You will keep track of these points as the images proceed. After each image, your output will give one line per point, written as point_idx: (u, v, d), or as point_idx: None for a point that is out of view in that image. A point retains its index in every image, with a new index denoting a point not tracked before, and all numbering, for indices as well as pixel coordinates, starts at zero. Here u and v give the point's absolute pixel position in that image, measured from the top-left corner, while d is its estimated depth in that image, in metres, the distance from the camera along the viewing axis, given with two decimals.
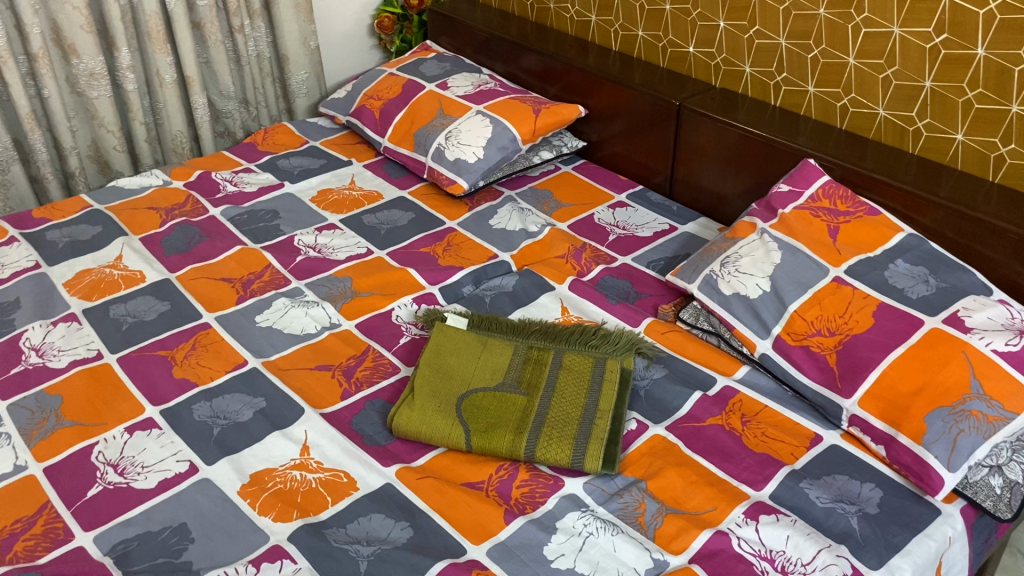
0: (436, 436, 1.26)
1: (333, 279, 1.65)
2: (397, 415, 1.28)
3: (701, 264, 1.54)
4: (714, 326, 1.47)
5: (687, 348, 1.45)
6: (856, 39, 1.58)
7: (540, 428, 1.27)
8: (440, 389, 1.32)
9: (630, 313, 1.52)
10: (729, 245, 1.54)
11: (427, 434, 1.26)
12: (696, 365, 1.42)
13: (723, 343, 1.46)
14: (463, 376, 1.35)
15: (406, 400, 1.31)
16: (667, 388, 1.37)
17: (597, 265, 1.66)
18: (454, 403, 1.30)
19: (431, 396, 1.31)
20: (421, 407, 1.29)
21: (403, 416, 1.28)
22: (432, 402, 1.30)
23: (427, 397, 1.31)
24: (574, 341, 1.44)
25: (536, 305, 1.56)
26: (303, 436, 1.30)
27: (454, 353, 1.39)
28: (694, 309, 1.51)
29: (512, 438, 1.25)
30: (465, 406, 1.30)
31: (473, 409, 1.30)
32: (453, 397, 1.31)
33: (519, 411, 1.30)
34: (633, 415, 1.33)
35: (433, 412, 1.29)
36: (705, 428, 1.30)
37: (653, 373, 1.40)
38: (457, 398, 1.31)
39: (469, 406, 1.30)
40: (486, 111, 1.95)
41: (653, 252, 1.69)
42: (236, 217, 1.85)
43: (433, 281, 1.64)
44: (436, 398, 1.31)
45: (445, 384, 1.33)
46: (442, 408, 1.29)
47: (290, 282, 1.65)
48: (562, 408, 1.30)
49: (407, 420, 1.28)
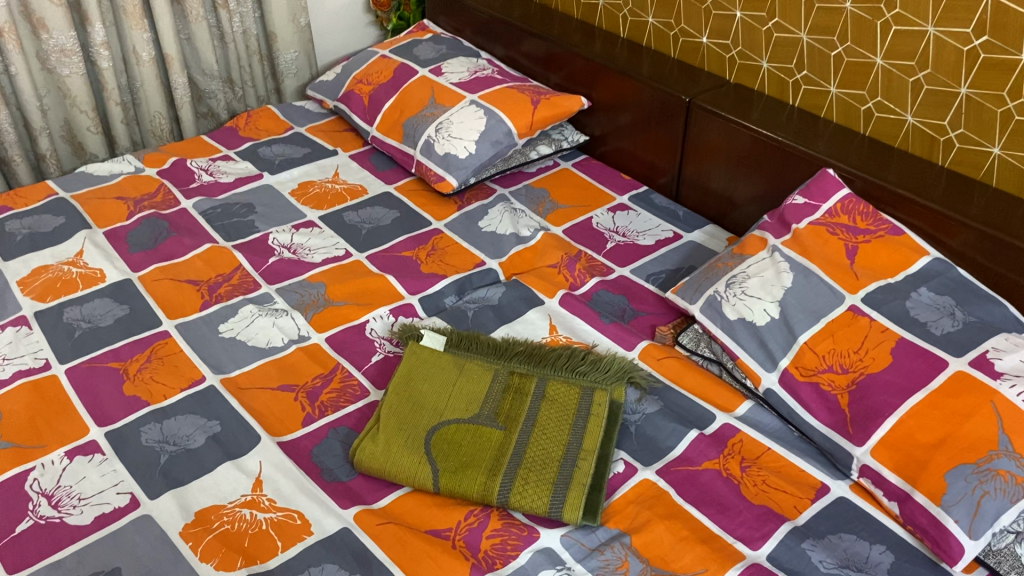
0: (401, 475, 1.14)
1: (306, 284, 1.53)
2: (359, 450, 1.17)
3: (705, 283, 1.40)
4: (715, 354, 1.34)
5: (685, 378, 1.32)
6: (885, 38, 1.42)
7: (516, 469, 1.15)
8: (408, 420, 1.20)
9: (624, 335, 1.39)
10: (736, 263, 1.41)
11: (391, 473, 1.15)
12: (693, 398, 1.30)
13: (725, 373, 1.33)
14: (435, 406, 1.23)
15: (370, 432, 1.19)
16: (659, 425, 1.24)
17: (591, 277, 1.53)
18: (423, 438, 1.18)
19: (398, 429, 1.19)
20: (386, 441, 1.17)
21: (365, 451, 1.16)
22: (398, 435, 1.18)
23: (393, 429, 1.19)
24: (560, 367, 1.31)
25: (522, 321, 1.43)
26: (256, 469, 1.19)
27: (426, 378, 1.27)
28: (695, 333, 1.37)
29: (484, 481, 1.13)
30: (434, 441, 1.18)
31: (443, 445, 1.18)
32: (423, 431, 1.19)
33: (494, 449, 1.18)
34: (621, 455, 1.21)
35: (398, 447, 1.17)
36: (699, 474, 1.18)
37: (646, 407, 1.27)
38: (426, 431, 1.19)
39: (439, 441, 1.18)
40: (480, 101, 1.81)
41: (654, 264, 1.56)
42: (208, 211, 1.73)
43: (414, 290, 1.51)
44: (403, 431, 1.18)
45: (414, 414, 1.21)
46: (409, 443, 1.17)
47: (259, 287, 1.53)
48: (542, 447, 1.18)
49: (369, 455, 1.16)
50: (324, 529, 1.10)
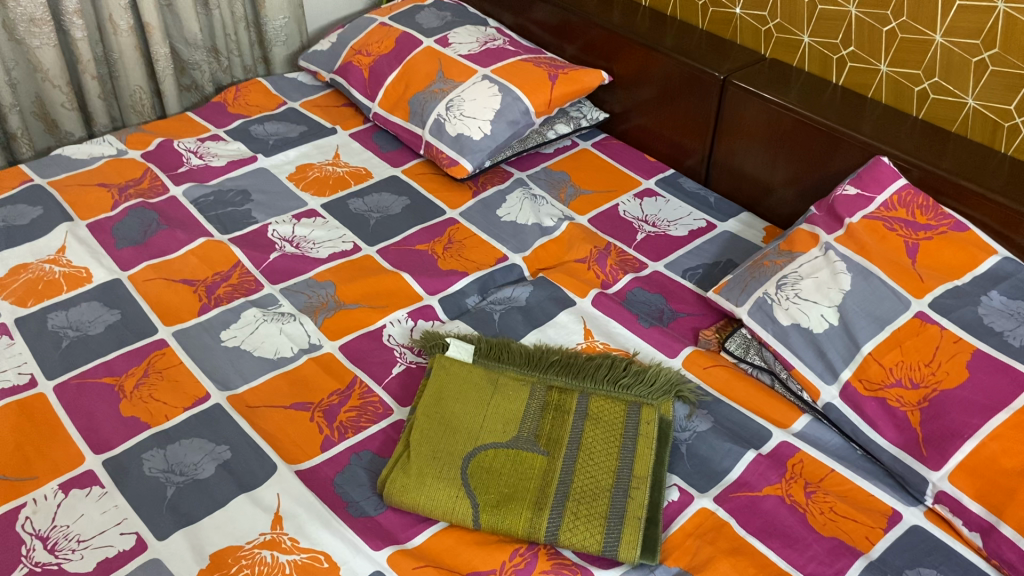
0: (438, 511, 1.04)
1: (313, 284, 1.40)
2: (389, 483, 1.06)
3: (752, 283, 1.30)
4: (767, 362, 1.24)
5: (736, 389, 1.22)
6: (947, 14, 1.30)
7: (564, 502, 1.05)
8: (442, 446, 1.09)
9: (667, 341, 1.28)
10: (785, 262, 1.30)
11: (427, 508, 1.04)
12: (745, 412, 1.20)
13: (778, 384, 1.23)
14: (470, 428, 1.12)
15: (400, 460, 1.08)
16: (713, 445, 1.14)
17: (624, 274, 1.41)
18: (459, 466, 1.08)
19: (431, 458, 1.08)
20: (420, 472, 1.06)
21: (397, 484, 1.05)
22: (432, 464, 1.07)
23: (426, 458, 1.08)
24: (601, 380, 1.20)
25: (553, 324, 1.32)
26: (275, 503, 1.07)
27: (457, 396, 1.16)
28: (743, 339, 1.27)
29: (530, 517, 1.03)
30: (472, 470, 1.07)
31: (482, 475, 1.07)
32: (458, 458, 1.08)
33: (538, 478, 1.07)
34: (673, 480, 1.11)
35: (433, 478, 1.06)
36: (760, 501, 1.08)
37: (697, 425, 1.17)
38: (463, 459, 1.09)
39: (476, 469, 1.08)
40: (493, 76, 1.68)
41: (690, 257, 1.45)
42: (200, 199, 1.59)
43: (432, 290, 1.39)
44: (436, 460, 1.08)
45: (447, 439, 1.10)
46: (444, 473, 1.06)
47: (262, 287, 1.40)
48: (590, 475, 1.08)
49: (400, 489, 1.05)
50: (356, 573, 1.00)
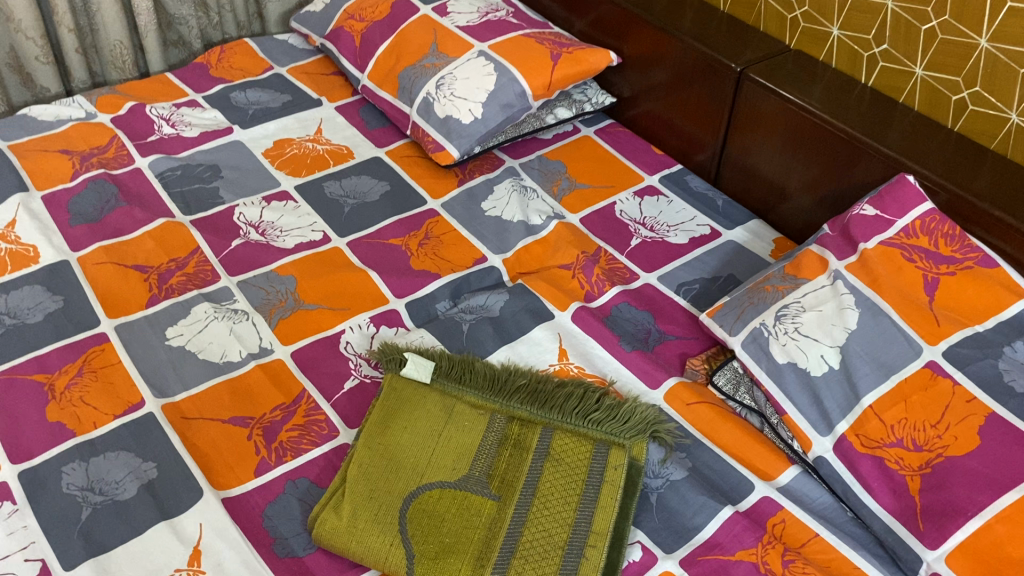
0: (369, 560, 0.94)
1: (273, 277, 1.29)
2: (319, 523, 0.96)
3: (749, 310, 1.16)
4: (757, 403, 1.11)
5: (720, 431, 1.10)
6: (994, 17, 1.14)
7: (510, 559, 0.94)
8: (382, 484, 0.99)
9: (648, 368, 1.16)
10: (789, 287, 1.16)
11: (357, 555, 0.94)
12: (727, 459, 1.08)
13: (768, 428, 1.11)
14: (415, 464, 1.02)
15: (335, 498, 0.98)
16: (686, 497, 1.03)
17: (612, 286, 1.28)
18: (398, 509, 0.97)
19: (367, 499, 0.98)
20: (354, 514, 0.96)
21: (326, 525, 0.95)
22: (368, 506, 0.97)
23: (362, 497, 0.98)
24: (569, 413, 1.09)
25: (526, 340, 1.20)
26: (195, 535, 0.98)
27: (406, 425, 1.05)
28: (733, 373, 1.14)
29: (470, 574, 0.93)
30: (412, 514, 0.97)
31: (422, 521, 0.97)
32: (398, 499, 0.98)
33: (485, 528, 0.97)
34: (636, 536, 1.00)
35: (367, 521, 0.96)
36: (730, 567, 0.97)
37: (670, 472, 1.06)
38: (403, 500, 0.98)
39: (417, 513, 0.97)
40: (490, 52, 1.53)
41: (686, 270, 1.32)
42: (166, 173, 1.48)
43: (400, 292, 1.27)
44: (373, 502, 0.98)
45: (389, 475, 1.00)
46: (381, 517, 0.96)
47: (218, 278, 1.29)
48: (543, 529, 0.97)
49: (329, 532, 0.95)
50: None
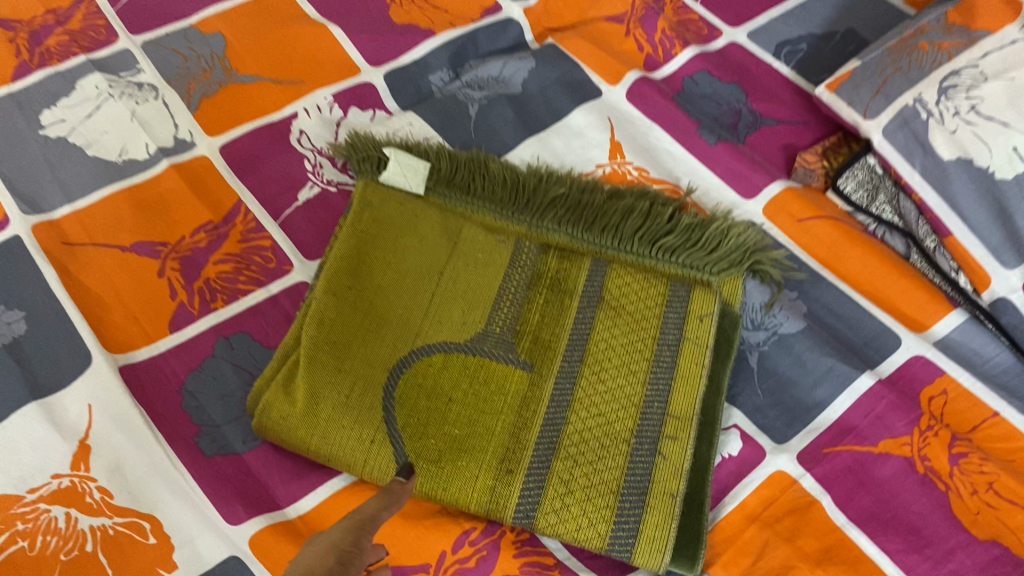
0: (339, 462, 0.62)
1: (192, 36, 0.90)
2: (260, 410, 0.62)
3: (894, 80, 0.78)
4: (903, 218, 0.77)
5: (845, 260, 0.76)
6: None
7: (551, 459, 0.62)
8: (356, 347, 0.65)
9: (742, 169, 0.80)
10: (959, 45, 0.78)
11: (321, 456, 0.62)
12: (860, 301, 0.74)
13: (916, 255, 0.77)
14: (405, 317, 0.68)
15: (283, 367, 0.65)
16: (803, 361, 0.71)
17: (685, 46, 0.90)
18: (382, 386, 0.64)
19: (333, 372, 0.64)
20: (314, 396, 0.63)
21: (272, 413, 0.62)
22: (336, 382, 0.64)
23: (325, 368, 0.64)
24: (629, 236, 0.75)
25: (562, 129, 0.83)
26: (81, 422, 0.64)
27: (391, 255, 0.70)
28: (867, 173, 0.79)
29: (492, 485, 0.61)
30: (401, 394, 0.64)
31: (416, 405, 0.63)
32: (382, 370, 0.65)
33: (512, 415, 0.64)
34: (731, 419, 0.69)
35: (333, 408, 0.63)
36: (872, 464, 0.66)
37: (781, 323, 0.73)
38: (387, 373, 0.65)
39: (409, 392, 0.64)
40: None
41: (786, 23, 0.92)
42: None
43: (377, 57, 0.89)
44: (343, 376, 0.64)
45: (365, 334, 0.66)
46: (355, 399, 0.63)
47: (115, 39, 0.90)
48: (599, 413, 0.65)
49: (275, 425, 0.62)
50: (212, 559, 0.60)
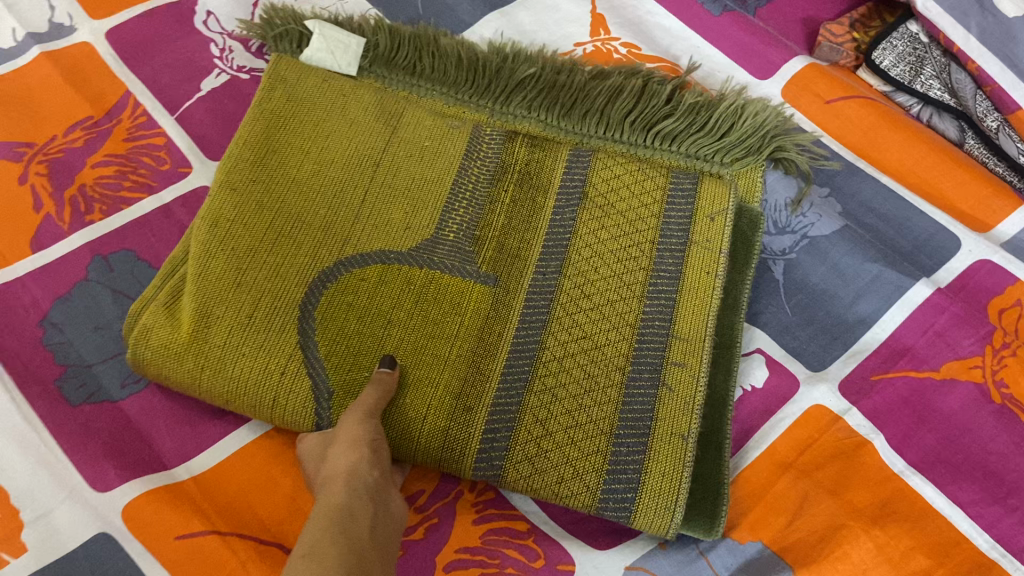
0: (242, 402, 0.47)
1: None
2: (133, 340, 0.48)
3: None
4: (956, 94, 0.62)
5: (884, 148, 0.61)
6: None
7: (523, 391, 0.47)
8: (262, 254, 0.49)
9: (753, 44, 0.65)
10: None
11: (216, 396, 0.47)
12: (904, 195, 0.59)
13: (972, 139, 0.62)
14: (331, 216, 0.52)
15: (166, 283, 0.50)
16: (841, 269, 0.56)
17: None
18: (295, 304, 0.48)
19: (229, 287, 0.48)
20: (205, 317, 0.47)
21: (149, 341, 0.47)
22: (233, 296, 0.48)
23: (219, 278, 0.48)
24: (618, 123, 0.59)
25: (531, 2, 0.68)
26: None
27: (312, 145, 0.54)
28: (908, 42, 0.63)
29: (445, 427, 0.47)
30: (321, 314, 0.48)
31: (341, 330, 0.48)
32: (296, 284, 0.49)
33: (471, 340, 0.49)
34: (753, 342, 0.54)
35: (226, 335, 0.47)
36: (935, 394, 0.51)
37: (812, 223, 0.58)
38: (303, 288, 0.49)
39: (332, 313, 0.48)
40: None
41: None
42: None
43: None
44: (242, 293, 0.48)
45: (276, 237, 0.50)
46: (259, 316, 0.48)
47: None
48: (584, 333, 0.49)
49: (151, 361, 0.48)
50: (73, 538, 0.45)
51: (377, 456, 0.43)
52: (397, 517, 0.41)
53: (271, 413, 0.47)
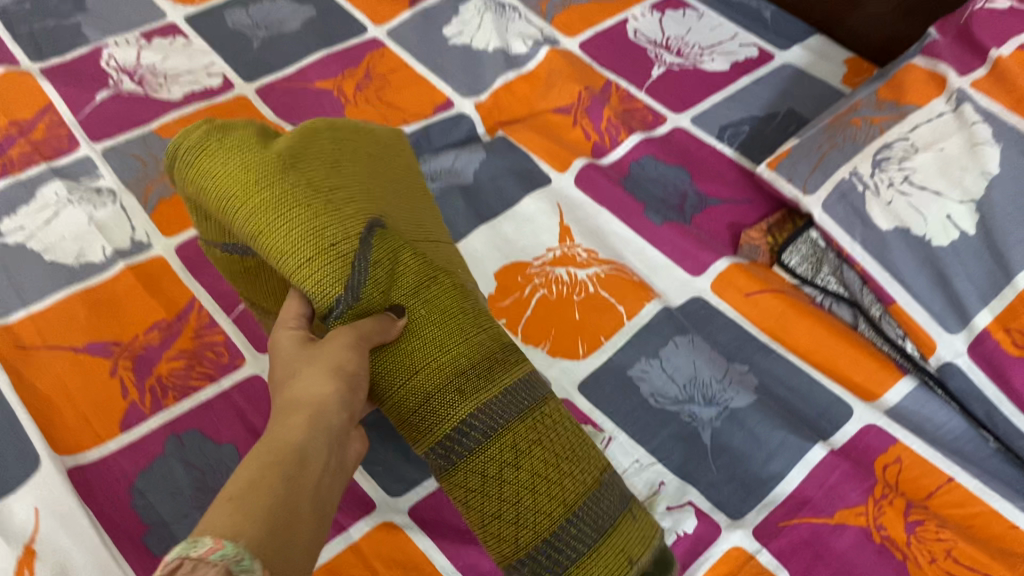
0: (268, 238, 0.55)
1: (152, 142, 0.93)
2: (185, 141, 0.59)
3: (831, 156, 0.80)
4: (849, 288, 0.77)
5: (793, 331, 0.77)
6: None
7: (490, 439, 0.55)
8: (339, 191, 0.59)
9: (689, 248, 0.83)
10: (889, 121, 0.80)
11: (249, 225, 0.56)
12: (808, 370, 0.75)
13: (863, 323, 0.78)
14: (382, 201, 0.62)
15: (248, 125, 0.62)
16: (756, 434, 0.70)
17: (630, 133, 0.94)
18: (357, 231, 0.57)
19: (303, 184, 0.57)
20: (291, 160, 0.58)
21: (222, 142, 0.58)
22: (312, 173, 0.59)
23: (309, 156, 0.60)
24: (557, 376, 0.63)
25: (513, 216, 0.86)
26: (26, 527, 0.63)
27: (391, 163, 0.68)
28: (811, 247, 0.80)
29: (429, 393, 0.55)
30: (375, 239, 0.58)
31: (382, 254, 0.58)
32: (359, 220, 0.57)
33: (477, 360, 0.57)
34: (686, 496, 0.68)
35: (290, 204, 0.56)
36: (829, 536, 0.65)
37: (732, 398, 0.72)
38: (365, 225, 0.57)
39: (377, 242, 0.58)
40: None
41: (731, 107, 0.96)
42: (8, 7, 1.07)
43: None
44: (318, 197, 0.57)
45: (349, 170, 0.62)
46: (321, 186, 0.58)
47: (76, 147, 0.92)
48: (556, 433, 0.57)
49: (207, 145, 0.58)
50: None
51: (353, 390, 0.50)
52: (349, 462, 0.48)
53: (284, 255, 0.55)
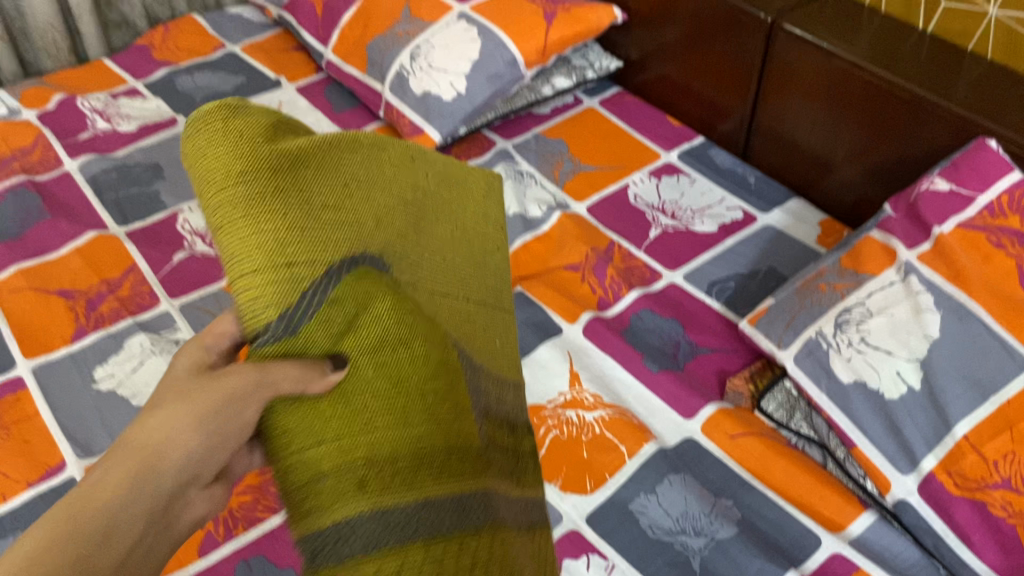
0: (228, 233, 0.53)
1: (222, 298, 1.08)
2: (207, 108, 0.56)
3: (801, 316, 0.95)
4: (818, 433, 0.91)
5: (772, 469, 0.90)
6: None
7: (377, 544, 0.51)
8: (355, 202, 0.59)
9: (681, 394, 0.96)
10: (848, 288, 0.94)
11: (218, 215, 0.54)
12: (783, 504, 0.87)
13: (831, 462, 0.90)
14: (385, 222, 0.60)
15: (260, 107, 0.59)
16: (738, 562, 0.82)
17: (630, 289, 1.09)
18: (319, 270, 0.54)
19: (295, 188, 0.55)
20: (292, 161, 0.55)
21: (231, 123, 0.55)
22: (307, 183, 0.56)
23: (326, 163, 0.57)
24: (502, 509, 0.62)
25: (529, 364, 1.00)
26: None
27: (433, 189, 0.66)
28: (786, 396, 0.94)
29: (317, 480, 0.52)
30: (344, 279, 0.55)
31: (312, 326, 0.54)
32: (328, 259, 0.55)
33: (412, 445, 0.55)
34: None
35: (265, 208, 0.54)
36: None
37: (717, 530, 0.84)
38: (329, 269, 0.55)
39: (351, 280, 0.56)
40: (473, 15, 1.33)
41: (718, 265, 1.12)
42: (100, 176, 1.25)
43: None
44: (291, 215, 0.54)
45: (349, 205, 0.58)
46: (315, 212, 0.55)
47: (157, 303, 1.08)
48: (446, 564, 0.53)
49: (213, 119, 0.56)
50: None
51: (218, 419, 0.52)
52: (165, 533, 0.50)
53: (244, 269, 0.52)
